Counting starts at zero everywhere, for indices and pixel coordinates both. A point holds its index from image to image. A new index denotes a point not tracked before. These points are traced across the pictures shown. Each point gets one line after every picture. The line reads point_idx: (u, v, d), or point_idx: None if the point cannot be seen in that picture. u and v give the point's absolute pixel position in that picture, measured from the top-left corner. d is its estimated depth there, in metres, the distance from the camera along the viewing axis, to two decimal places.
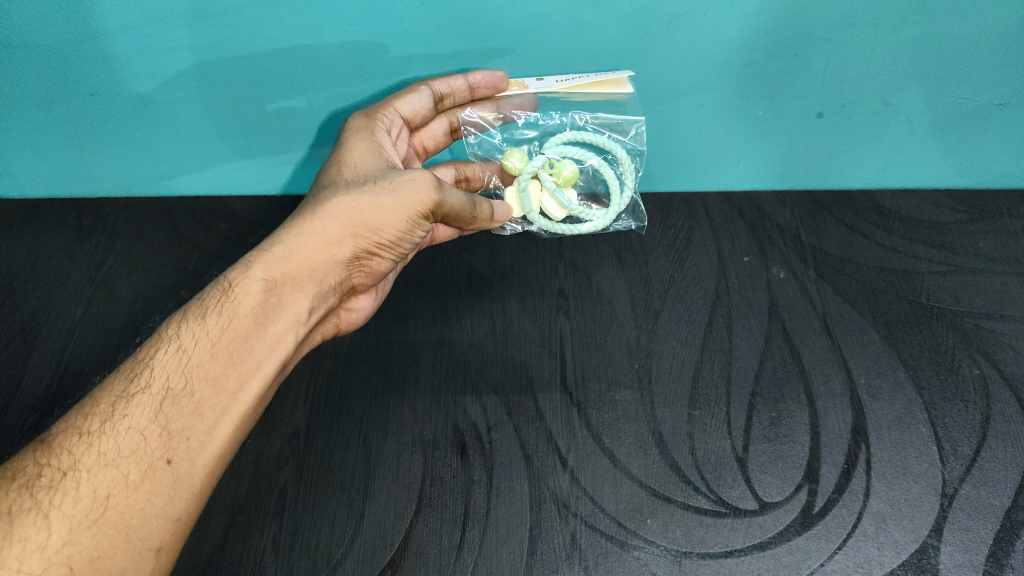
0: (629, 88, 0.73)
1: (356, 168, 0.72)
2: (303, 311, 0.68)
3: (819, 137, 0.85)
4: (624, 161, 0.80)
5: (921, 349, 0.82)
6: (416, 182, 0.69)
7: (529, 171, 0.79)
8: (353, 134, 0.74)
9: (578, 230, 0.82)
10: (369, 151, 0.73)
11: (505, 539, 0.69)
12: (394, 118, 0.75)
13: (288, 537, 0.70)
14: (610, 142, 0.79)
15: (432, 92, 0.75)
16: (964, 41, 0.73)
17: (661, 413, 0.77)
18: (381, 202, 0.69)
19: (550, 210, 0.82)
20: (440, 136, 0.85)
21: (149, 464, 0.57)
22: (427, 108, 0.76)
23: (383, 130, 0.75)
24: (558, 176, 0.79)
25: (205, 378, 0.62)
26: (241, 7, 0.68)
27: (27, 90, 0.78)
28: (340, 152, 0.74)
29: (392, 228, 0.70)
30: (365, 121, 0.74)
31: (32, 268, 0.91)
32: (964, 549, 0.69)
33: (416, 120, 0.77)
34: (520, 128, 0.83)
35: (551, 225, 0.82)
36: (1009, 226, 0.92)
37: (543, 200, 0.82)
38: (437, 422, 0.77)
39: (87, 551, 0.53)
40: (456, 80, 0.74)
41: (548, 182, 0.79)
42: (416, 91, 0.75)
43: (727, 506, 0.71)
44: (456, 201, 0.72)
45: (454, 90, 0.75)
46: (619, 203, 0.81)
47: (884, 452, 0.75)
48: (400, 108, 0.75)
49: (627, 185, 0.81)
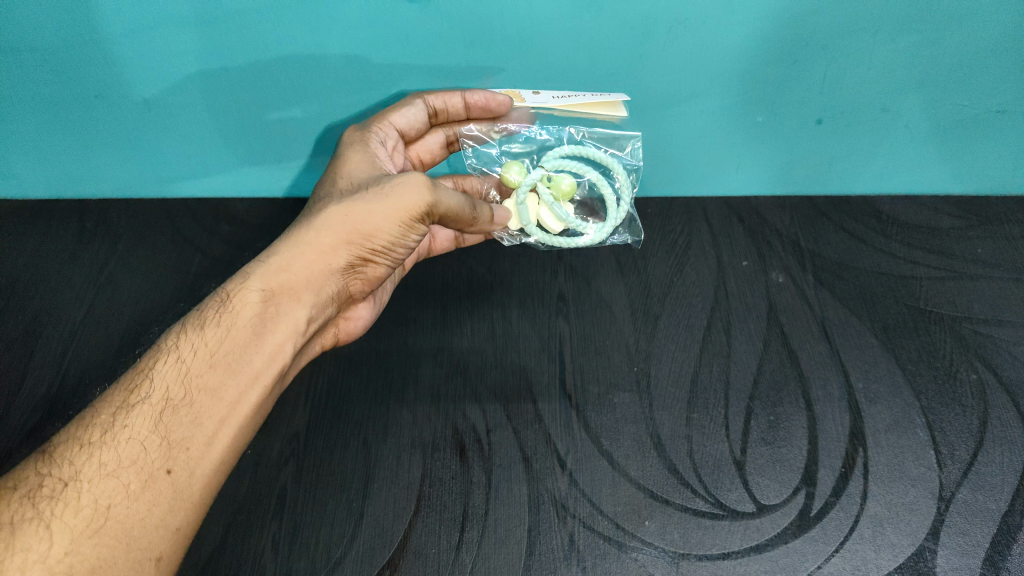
0: (623, 111, 0.75)
1: (351, 178, 0.73)
2: (300, 321, 0.69)
3: (820, 143, 0.85)
4: (621, 176, 0.80)
5: (919, 354, 0.83)
6: (408, 185, 0.69)
7: (528, 184, 0.80)
8: (347, 147, 0.74)
9: (570, 243, 0.82)
10: (363, 161, 0.73)
11: (503, 539, 0.70)
12: (388, 131, 0.76)
13: (287, 537, 0.71)
14: (609, 156, 0.80)
15: (426, 106, 0.76)
16: (963, 48, 0.73)
17: (660, 416, 0.78)
18: (373, 208, 0.69)
19: (547, 222, 0.82)
20: (436, 150, 0.86)
21: (149, 474, 0.58)
22: (421, 121, 0.77)
23: (377, 142, 0.75)
24: (556, 189, 0.80)
25: (204, 388, 0.62)
26: (244, 12, 0.69)
27: (31, 92, 0.78)
28: (336, 165, 0.75)
29: (384, 234, 0.71)
30: (359, 135, 0.75)
31: (34, 270, 0.92)
32: (960, 552, 0.69)
33: (411, 132, 0.78)
34: (519, 141, 0.84)
35: (549, 237, 0.82)
36: (1008, 233, 0.92)
37: (542, 213, 0.82)
38: (436, 425, 0.77)
39: (89, 561, 0.54)
40: (452, 97, 0.75)
41: (546, 196, 0.80)
42: (410, 106, 0.75)
43: (726, 508, 0.71)
44: (450, 201, 0.71)
45: (449, 106, 0.76)
46: (614, 216, 0.82)
47: (881, 456, 0.75)
48: (394, 122, 0.76)
49: (624, 198, 0.81)
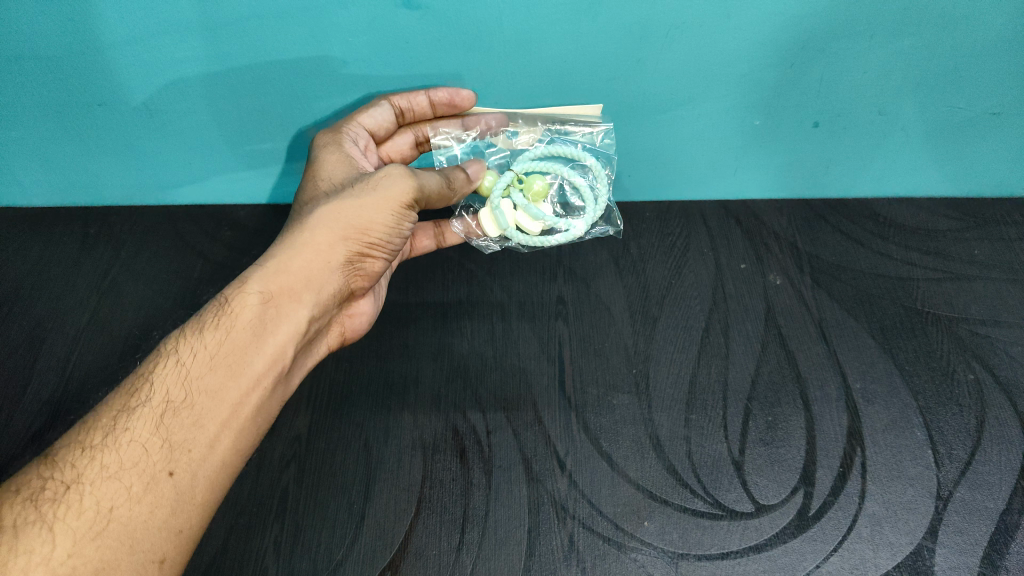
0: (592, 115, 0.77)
1: (332, 179, 0.75)
2: (303, 321, 0.69)
3: (818, 144, 0.85)
4: (595, 168, 0.82)
5: (916, 354, 0.83)
6: (392, 176, 0.71)
7: (500, 189, 0.81)
8: (322, 149, 0.77)
9: (550, 242, 0.81)
10: (339, 160, 0.76)
11: (504, 540, 0.70)
12: (359, 131, 0.78)
13: (289, 539, 0.71)
14: (580, 151, 0.82)
15: (393, 107, 0.78)
16: (957, 51, 0.73)
17: (659, 417, 0.78)
18: (362, 202, 0.71)
19: (525, 225, 0.82)
20: (406, 150, 0.87)
21: (151, 476, 0.58)
22: (390, 121, 0.79)
23: (350, 142, 0.78)
24: (528, 191, 0.81)
25: (205, 391, 0.63)
26: (242, 18, 0.68)
27: (30, 98, 0.78)
28: (315, 169, 0.76)
29: (380, 225, 0.71)
30: (332, 137, 0.78)
31: (37, 275, 0.92)
32: (959, 550, 0.70)
33: (381, 132, 0.80)
34: (487, 147, 0.85)
35: (530, 238, 0.82)
36: (1004, 234, 0.93)
37: (518, 217, 0.82)
38: (437, 426, 0.77)
39: (92, 563, 0.54)
40: (417, 97, 0.77)
41: (518, 198, 0.81)
42: (377, 106, 0.77)
43: (724, 509, 0.72)
44: (432, 182, 0.74)
45: (415, 105, 0.78)
46: (594, 210, 0.82)
47: (880, 456, 0.76)
48: (363, 122, 0.78)
49: (602, 192, 0.82)
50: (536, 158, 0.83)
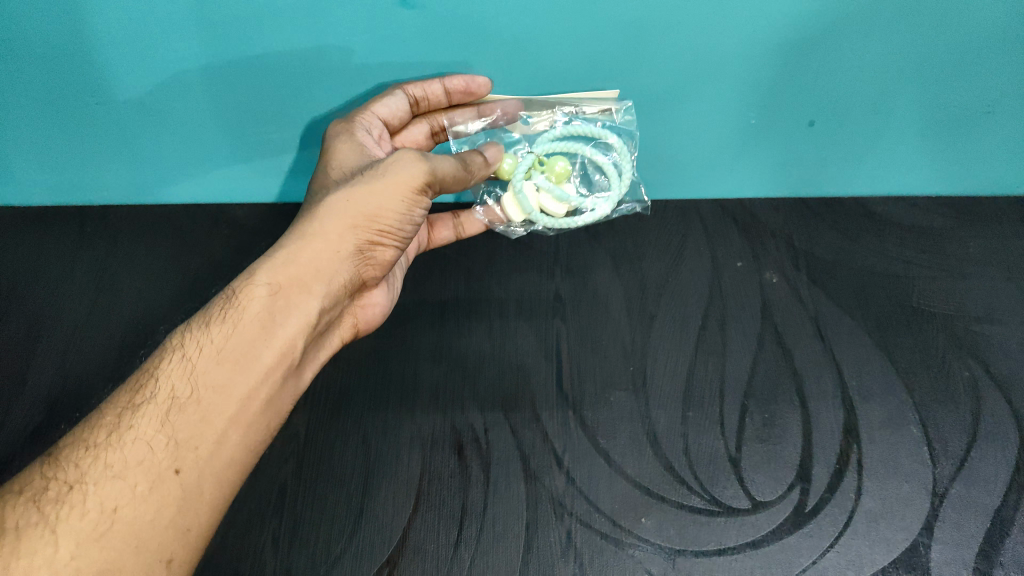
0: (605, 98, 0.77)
1: (343, 167, 0.76)
2: (313, 312, 0.69)
3: (811, 143, 0.86)
4: (618, 147, 0.81)
5: (913, 349, 0.84)
6: (403, 161, 0.72)
7: (521, 172, 0.81)
8: (335, 138, 0.78)
9: (577, 222, 0.85)
10: (352, 149, 0.77)
11: (503, 534, 0.71)
12: (373, 120, 0.79)
13: (288, 535, 0.72)
14: (602, 130, 0.80)
15: (407, 96, 0.77)
16: (952, 48, 0.73)
17: (656, 414, 0.78)
18: (372, 189, 0.71)
19: (550, 206, 0.84)
20: (422, 140, 0.87)
21: (157, 474, 0.59)
22: (404, 110, 0.79)
23: (363, 131, 0.79)
24: (551, 173, 0.82)
25: (212, 386, 0.63)
26: (242, 15, 0.68)
27: (28, 96, 0.78)
28: (328, 157, 0.77)
29: (390, 212, 0.71)
30: (344, 126, 0.78)
31: (34, 273, 0.92)
32: (954, 545, 0.71)
33: (395, 121, 0.80)
34: (507, 131, 0.85)
35: (556, 220, 0.84)
36: (1001, 231, 0.93)
37: (542, 199, 0.83)
38: (436, 423, 0.78)
39: (97, 563, 0.55)
40: (432, 84, 0.75)
41: (542, 181, 0.82)
42: (391, 95, 0.77)
43: (721, 505, 0.73)
44: (446, 167, 0.73)
45: (430, 94, 0.76)
46: (619, 187, 0.83)
47: (875, 451, 0.76)
48: (378, 111, 0.78)
49: (626, 169, 0.83)
50: (556, 138, 0.83)
